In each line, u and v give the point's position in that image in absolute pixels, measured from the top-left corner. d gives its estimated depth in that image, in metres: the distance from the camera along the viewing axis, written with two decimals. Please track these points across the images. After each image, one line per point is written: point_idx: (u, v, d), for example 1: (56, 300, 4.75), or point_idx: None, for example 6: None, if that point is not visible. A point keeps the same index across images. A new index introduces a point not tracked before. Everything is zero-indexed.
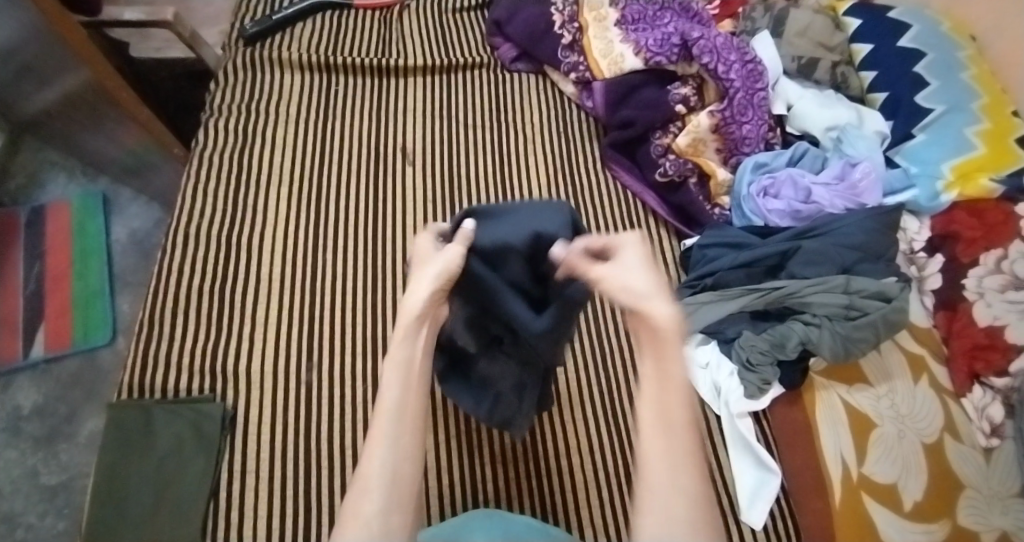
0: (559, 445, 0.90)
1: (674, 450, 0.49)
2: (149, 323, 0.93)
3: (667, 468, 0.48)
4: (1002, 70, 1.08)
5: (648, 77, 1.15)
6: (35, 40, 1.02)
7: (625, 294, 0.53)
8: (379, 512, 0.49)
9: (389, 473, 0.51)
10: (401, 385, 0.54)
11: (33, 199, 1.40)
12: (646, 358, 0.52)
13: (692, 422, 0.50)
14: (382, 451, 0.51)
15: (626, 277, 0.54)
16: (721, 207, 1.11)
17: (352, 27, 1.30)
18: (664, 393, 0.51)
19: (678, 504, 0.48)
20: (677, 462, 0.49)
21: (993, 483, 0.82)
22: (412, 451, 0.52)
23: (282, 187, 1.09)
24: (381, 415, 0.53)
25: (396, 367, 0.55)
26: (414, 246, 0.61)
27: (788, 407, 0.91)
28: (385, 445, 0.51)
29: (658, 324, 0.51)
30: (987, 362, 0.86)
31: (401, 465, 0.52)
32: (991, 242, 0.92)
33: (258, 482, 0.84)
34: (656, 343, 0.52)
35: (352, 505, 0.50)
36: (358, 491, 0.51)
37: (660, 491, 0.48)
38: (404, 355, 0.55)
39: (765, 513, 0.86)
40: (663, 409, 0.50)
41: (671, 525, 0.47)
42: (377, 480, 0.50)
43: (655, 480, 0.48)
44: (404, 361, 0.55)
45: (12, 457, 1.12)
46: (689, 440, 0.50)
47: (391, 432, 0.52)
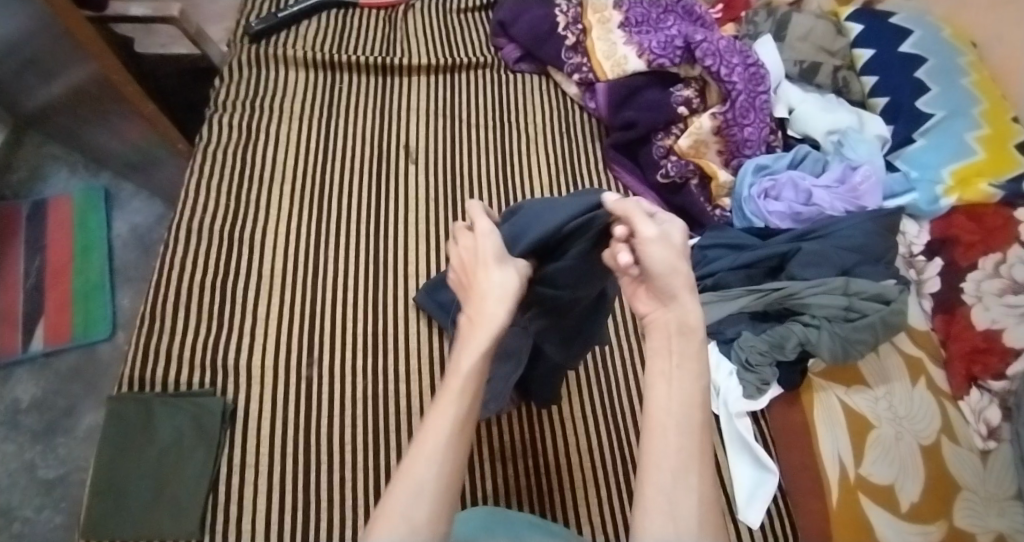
0: (558, 444, 0.91)
1: (684, 449, 0.53)
2: (151, 316, 0.94)
3: (678, 466, 0.52)
4: (1002, 77, 1.09)
5: (651, 79, 1.16)
6: (44, 34, 1.03)
7: (674, 273, 0.57)
8: (428, 519, 0.51)
9: (440, 480, 0.52)
10: (463, 394, 0.55)
11: (36, 192, 1.41)
12: (666, 356, 0.57)
13: (703, 421, 0.54)
14: (432, 460, 0.53)
15: (676, 255, 0.57)
16: (722, 208, 1.12)
17: (357, 27, 1.31)
18: (678, 392, 0.55)
19: (687, 500, 0.51)
20: (687, 461, 0.52)
21: (989, 486, 0.83)
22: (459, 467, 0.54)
23: (286, 183, 1.10)
24: (441, 421, 0.54)
25: (466, 377, 0.55)
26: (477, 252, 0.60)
27: (787, 407, 0.92)
28: (437, 454, 0.53)
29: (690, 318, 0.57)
30: (984, 365, 0.86)
31: (449, 476, 0.53)
32: (989, 245, 0.93)
33: (257, 476, 0.85)
34: (681, 343, 0.57)
35: (400, 510, 0.50)
36: (405, 499, 0.51)
37: (668, 488, 0.51)
38: (477, 369, 0.55)
39: (762, 512, 0.86)
40: (676, 407, 0.54)
41: (676, 525, 0.50)
42: (428, 487, 0.52)
43: (665, 476, 0.52)
44: (472, 373, 0.55)
45: (10, 450, 1.13)
46: (701, 441, 0.54)
47: (445, 444, 0.53)
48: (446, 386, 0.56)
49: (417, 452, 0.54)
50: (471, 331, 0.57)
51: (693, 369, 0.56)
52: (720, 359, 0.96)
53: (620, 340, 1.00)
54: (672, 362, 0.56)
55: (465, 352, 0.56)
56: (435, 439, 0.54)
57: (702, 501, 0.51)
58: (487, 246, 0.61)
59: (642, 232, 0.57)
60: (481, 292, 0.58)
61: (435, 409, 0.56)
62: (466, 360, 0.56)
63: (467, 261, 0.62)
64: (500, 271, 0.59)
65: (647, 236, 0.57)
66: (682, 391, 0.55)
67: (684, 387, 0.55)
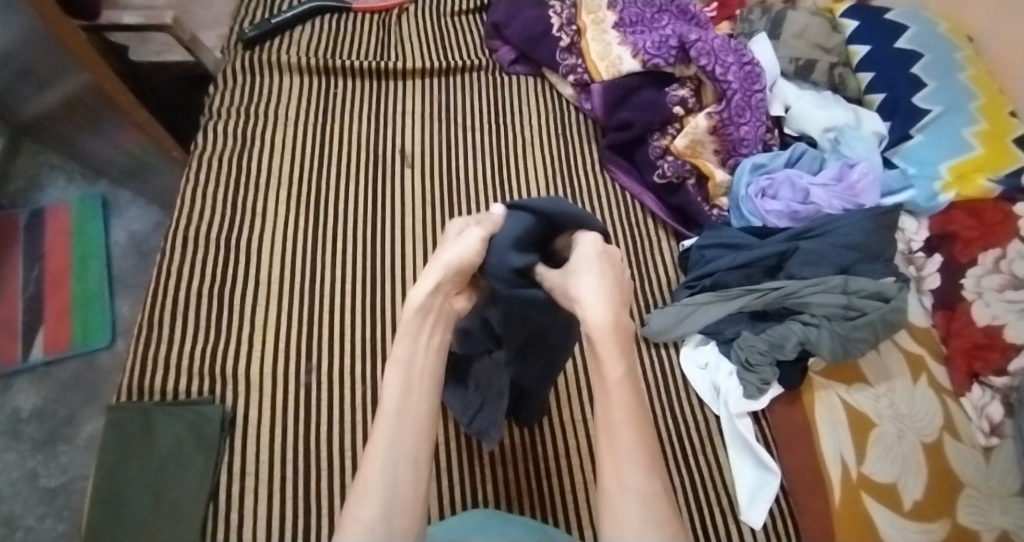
0: (559, 447, 0.90)
1: (621, 450, 0.57)
2: (148, 325, 0.94)
3: (619, 469, 0.57)
4: (998, 71, 1.09)
5: (646, 79, 1.15)
6: (36, 44, 1.02)
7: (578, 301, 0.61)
8: (379, 517, 0.56)
9: (390, 478, 0.58)
10: (400, 389, 0.62)
11: (33, 201, 1.40)
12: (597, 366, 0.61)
13: (637, 418, 0.59)
14: (381, 456, 0.58)
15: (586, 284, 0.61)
16: (720, 208, 1.11)
17: (350, 31, 1.30)
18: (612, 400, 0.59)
19: (631, 507, 0.55)
20: (626, 467, 0.57)
21: (993, 483, 0.82)
22: (408, 458, 0.59)
23: (281, 189, 1.10)
24: (383, 422, 0.60)
25: (398, 369, 0.63)
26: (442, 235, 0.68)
27: (787, 407, 0.92)
28: (383, 450, 0.58)
29: (595, 326, 0.60)
30: (986, 361, 0.86)
31: (399, 475, 0.58)
32: (989, 242, 0.92)
33: (258, 484, 0.85)
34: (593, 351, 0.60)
35: (355, 511, 0.56)
36: (360, 498, 0.57)
37: (612, 493, 0.56)
38: (404, 354, 0.63)
39: (764, 512, 0.86)
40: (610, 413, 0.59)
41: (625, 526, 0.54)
42: (378, 489, 0.57)
43: (608, 487, 0.56)
44: (401, 366, 0.63)
45: (11, 460, 1.12)
46: (636, 438, 0.58)
47: (390, 438, 0.59)
48: (386, 389, 0.62)
49: (368, 458, 0.59)
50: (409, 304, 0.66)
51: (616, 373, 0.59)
52: (720, 359, 0.96)
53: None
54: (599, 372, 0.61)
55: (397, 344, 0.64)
56: (384, 441, 0.59)
57: (646, 496, 0.56)
58: (451, 224, 0.69)
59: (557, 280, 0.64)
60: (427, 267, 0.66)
61: (381, 413, 0.61)
62: (396, 358, 0.63)
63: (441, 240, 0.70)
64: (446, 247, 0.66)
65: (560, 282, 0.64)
66: (612, 398, 0.59)
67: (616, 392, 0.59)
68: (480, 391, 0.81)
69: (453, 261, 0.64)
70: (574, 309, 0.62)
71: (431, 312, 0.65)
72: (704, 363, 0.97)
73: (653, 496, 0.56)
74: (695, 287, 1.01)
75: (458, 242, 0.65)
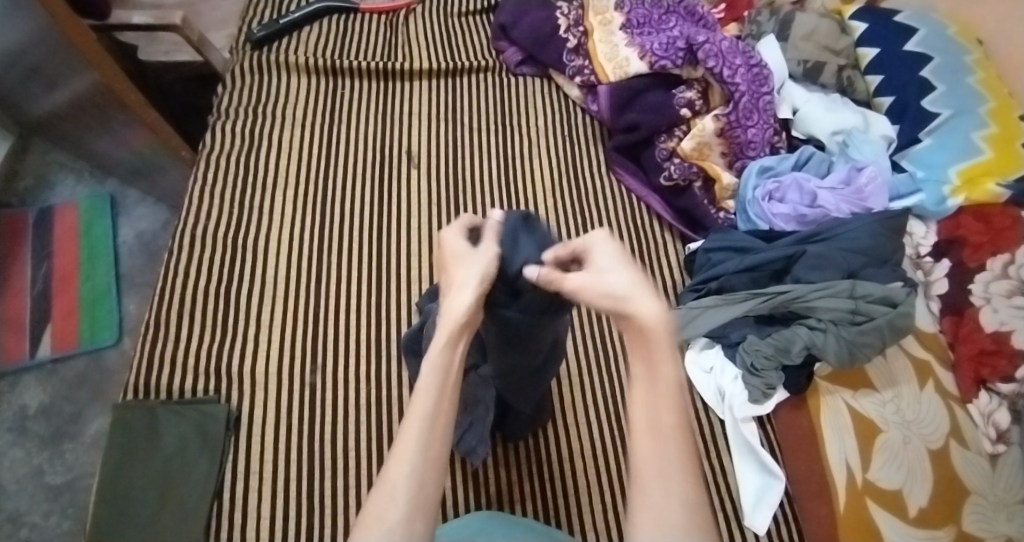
0: (563, 450, 0.90)
1: (667, 454, 0.49)
2: (155, 324, 0.94)
3: (662, 472, 0.49)
4: (1008, 75, 1.08)
5: (654, 81, 1.15)
6: (45, 43, 1.03)
7: (610, 295, 0.53)
8: (402, 521, 0.51)
9: (416, 480, 0.52)
10: (435, 393, 0.55)
11: (42, 200, 1.41)
12: (637, 362, 0.53)
13: (681, 423, 0.51)
14: (410, 458, 0.53)
15: (614, 273, 0.54)
16: (726, 210, 1.10)
17: (357, 31, 1.30)
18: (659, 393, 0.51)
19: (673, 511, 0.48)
20: (671, 468, 0.49)
21: (999, 490, 0.81)
22: (438, 462, 0.54)
23: (287, 189, 1.10)
24: (412, 424, 0.54)
25: (434, 372, 0.56)
26: (444, 243, 0.60)
27: (793, 412, 0.91)
28: (414, 450, 0.53)
29: (648, 319, 0.51)
30: (994, 368, 0.85)
31: (424, 477, 0.53)
32: (998, 246, 0.92)
33: (261, 483, 0.85)
34: (648, 347, 0.51)
35: (376, 512, 0.51)
36: (382, 499, 0.51)
37: (652, 495, 0.48)
38: (442, 362, 0.56)
39: (769, 518, 0.86)
40: (652, 415, 0.51)
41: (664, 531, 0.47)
42: (401, 490, 0.52)
43: (645, 484, 0.49)
44: (438, 373, 0.56)
45: (18, 456, 1.13)
46: (683, 445, 0.50)
47: (422, 439, 0.53)
48: (417, 392, 0.55)
49: (393, 460, 0.53)
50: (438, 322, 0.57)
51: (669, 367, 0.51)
52: (725, 364, 0.95)
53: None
54: (643, 369, 0.52)
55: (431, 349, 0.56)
56: (410, 444, 0.53)
57: (689, 507, 0.48)
58: (453, 239, 0.60)
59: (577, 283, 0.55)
60: (451, 286, 0.58)
61: (410, 412, 0.55)
62: (431, 364, 0.56)
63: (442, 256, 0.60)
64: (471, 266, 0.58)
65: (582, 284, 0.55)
66: (658, 399, 0.51)
67: (660, 391, 0.51)
68: (468, 410, 0.80)
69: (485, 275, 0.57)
70: (604, 305, 0.54)
71: (466, 330, 0.57)
72: (709, 367, 0.96)
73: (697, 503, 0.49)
74: (701, 290, 1.01)
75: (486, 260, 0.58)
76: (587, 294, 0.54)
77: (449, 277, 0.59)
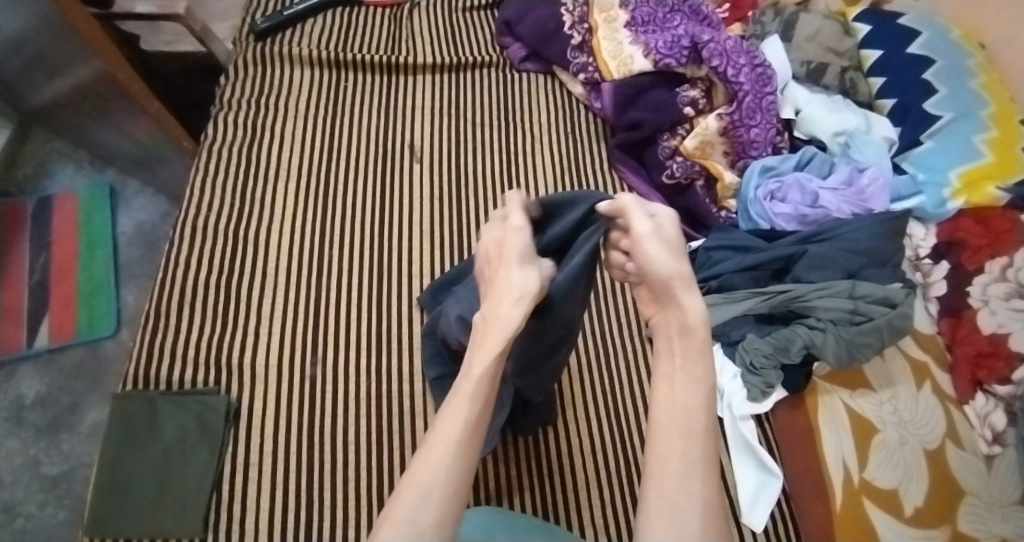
0: (563, 447, 0.90)
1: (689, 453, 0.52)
2: (155, 315, 0.94)
3: (681, 472, 0.52)
4: (1010, 79, 1.09)
5: (658, 79, 1.15)
6: (47, 29, 1.02)
7: (669, 269, 0.58)
8: (434, 526, 0.50)
9: (450, 485, 0.51)
10: (473, 398, 0.54)
11: (41, 189, 1.41)
12: (674, 358, 0.58)
13: (707, 426, 0.55)
14: (444, 463, 0.52)
15: (672, 252, 0.59)
16: (728, 210, 1.11)
17: (361, 24, 1.30)
18: (682, 396, 0.55)
19: (690, 509, 0.50)
20: (690, 468, 0.52)
21: (994, 491, 0.82)
22: (470, 467, 0.53)
23: (289, 182, 1.10)
24: (450, 426, 0.53)
25: (475, 378, 0.55)
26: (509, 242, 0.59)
27: (790, 411, 0.92)
28: (447, 455, 0.52)
29: (694, 314, 0.57)
30: (990, 370, 0.86)
31: (459, 480, 0.52)
32: (996, 249, 0.92)
33: (260, 476, 0.85)
34: (683, 350, 0.57)
35: (407, 513, 0.50)
36: (413, 501, 0.50)
37: (672, 490, 0.51)
38: (489, 372, 0.55)
39: (766, 515, 0.87)
40: (680, 412, 0.55)
41: (680, 524, 0.50)
42: (436, 491, 0.51)
43: (666, 479, 0.52)
44: (483, 378, 0.55)
45: (14, 446, 1.13)
46: (705, 448, 0.53)
47: (458, 442, 0.53)
48: (458, 391, 0.55)
49: (428, 461, 0.52)
50: (486, 330, 0.56)
51: (697, 371, 0.56)
52: (723, 362, 0.96)
53: (621, 320, 1.01)
54: (677, 366, 0.58)
55: (475, 356, 0.55)
56: (447, 444, 0.53)
57: (704, 504, 0.51)
58: (513, 236, 0.60)
59: (639, 230, 0.59)
60: (499, 290, 0.57)
61: (445, 415, 0.54)
62: (473, 368, 0.55)
63: (493, 256, 0.61)
64: (519, 271, 0.58)
65: (643, 233, 0.58)
66: (686, 399, 0.55)
67: (689, 393, 0.56)
68: None
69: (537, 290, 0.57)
70: (655, 265, 0.58)
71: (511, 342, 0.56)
72: None
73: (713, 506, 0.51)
74: (702, 289, 1.01)
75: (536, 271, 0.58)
76: (650, 248, 0.58)
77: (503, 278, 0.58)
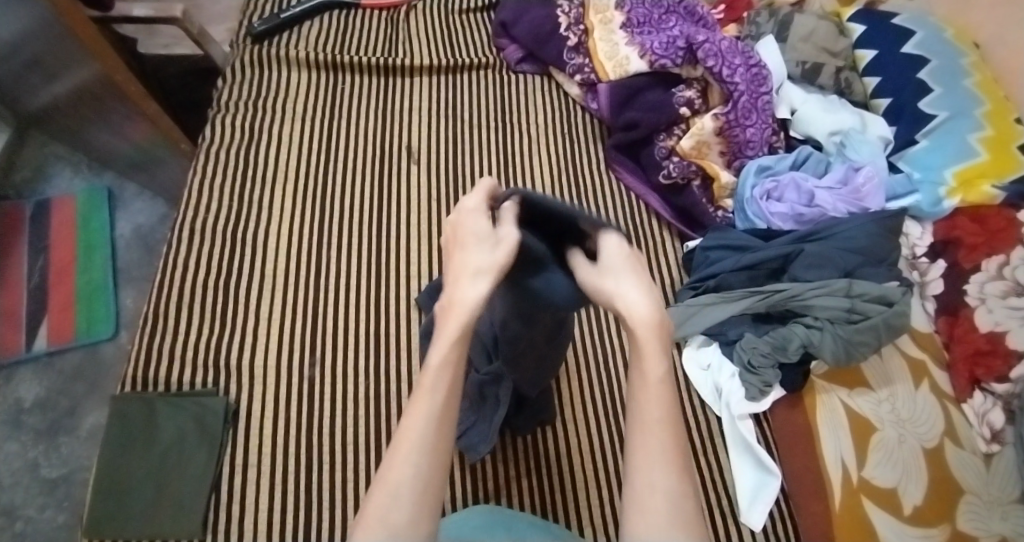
0: (561, 446, 0.90)
1: (654, 451, 0.52)
2: (153, 316, 0.94)
3: (646, 470, 0.52)
4: (1005, 78, 1.09)
5: (653, 80, 1.15)
6: (44, 32, 1.02)
7: (617, 300, 0.55)
8: (407, 523, 0.49)
9: (420, 481, 0.50)
10: (439, 390, 0.52)
11: (39, 192, 1.41)
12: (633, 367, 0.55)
13: (670, 425, 0.54)
14: (414, 459, 0.50)
15: (615, 280, 0.56)
16: (724, 209, 1.11)
17: (357, 27, 1.30)
18: (645, 398, 0.54)
19: (657, 505, 0.51)
20: (654, 465, 0.52)
21: (993, 489, 0.82)
22: (442, 463, 0.52)
23: (286, 184, 1.10)
24: (417, 421, 0.51)
25: (440, 367, 0.52)
26: (464, 225, 0.57)
27: (789, 410, 0.92)
28: (417, 451, 0.51)
29: (640, 326, 0.54)
30: (988, 368, 0.86)
31: (430, 477, 0.51)
32: (993, 247, 0.92)
33: (259, 477, 0.85)
34: (635, 353, 0.54)
35: (380, 513, 0.49)
36: (385, 499, 0.50)
37: (637, 489, 0.52)
38: (452, 358, 0.53)
39: (765, 514, 0.87)
40: (642, 417, 0.54)
41: (649, 523, 0.51)
42: (408, 488, 0.50)
43: (633, 479, 0.52)
44: (443, 365, 0.53)
45: (12, 450, 1.12)
46: (668, 444, 0.53)
47: (427, 438, 0.51)
48: (421, 390, 0.53)
49: (396, 460, 0.51)
50: (446, 315, 0.54)
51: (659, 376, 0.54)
52: (722, 361, 0.96)
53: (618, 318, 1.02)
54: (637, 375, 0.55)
55: (437, 345, 0.53)
56: (415, 441, 0.51)
57: (670, 503, 0.51)
58: (472, 216, 0.57)
59: (585, 277, 0.58)
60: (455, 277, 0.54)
61: (411, 413, 0.52)
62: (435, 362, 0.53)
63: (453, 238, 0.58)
64: (474, 246, 0.55)
65: (588, 279, 0.58)
66: (648, 402, 0.54)
67: (652, 394, 0.54)
68: (476, 409, 0.83)
69: (502, 265, 0.54)
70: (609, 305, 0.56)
71: (475, 323, 0.54)
72: (707, 364, 0.97)
73: (681, 497, 0.52)
74: (699, 288, 1.01)
75: (496, 243, 0.55)
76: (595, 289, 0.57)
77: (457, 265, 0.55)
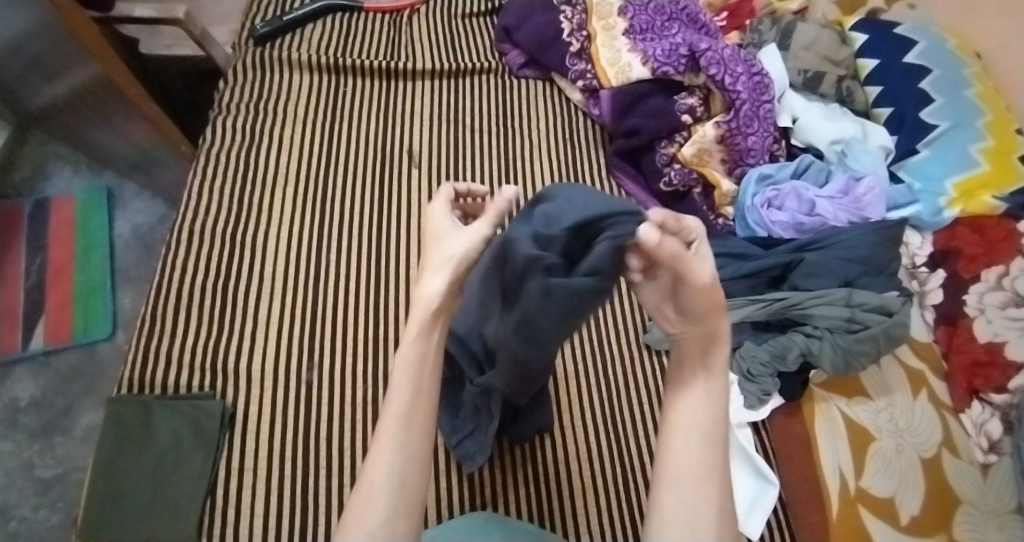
0: (558, 453, 0.90)
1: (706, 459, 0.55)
2: (151, 318, 0.94)
3: (697, 475, 0.54)
4: (1005, 88, 1.10)
5: (655, 87, 1.15)
6: (46, 33, 1.02)
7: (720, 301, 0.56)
8: (383, 522, 0.52)
9: (396, 477, 0.54)
10: (410, 389, 0.56)
11: (38, 191, 1.40)
12: (693, 371, 0.58)
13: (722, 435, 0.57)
14: (389, 456, 0.54)
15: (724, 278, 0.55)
16: (725, 217, 1.11)
17: (360, 30, 1.30)
18: (704, 408, 0.57)
19: (703, 509, 0.54)
20: (706, 471, 0.55)
21: (991, 499, 0.82)
22: (420, 454, 0.55)
23: (286, 188, 1.09)
24: (390, 421, 0.55)
25: (406, 368, 0.56)
26: (431, 220, 0.60)
27: (789, 419, 0.93)
28: (393, 444, 0.54)
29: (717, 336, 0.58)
30: (986, 378, 0.86)
31: (404, 472, 0.54)
32: (992, 258, 0.93)
33: (255, 482, 0.84)
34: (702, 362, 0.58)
35: (359, 514, 0.52)
36: (364, 499, 0.53)
37: (686, 490, 0.54)
38: (416, 355, 0.56)
39: (762, 523, 0.85)
40: (699, 422, 0.57)
41: (694, 522, 0.53)
42: (382, 491, 0.53)
43: (684, 481, 0.55)
44: (415, 365, 0.56)
45: (7, 449, 1.12)
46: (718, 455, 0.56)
47: (401, 434, 0.54)
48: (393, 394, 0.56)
49: (374, 457, 0.54)
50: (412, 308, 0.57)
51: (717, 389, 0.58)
52: None
53: (620, 326, 1.01)
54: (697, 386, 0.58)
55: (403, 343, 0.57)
56: (391, 444, 0.54)
57: (715, 507, 0.54)
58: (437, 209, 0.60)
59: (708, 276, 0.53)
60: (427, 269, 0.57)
61: (387, 412, 0.56)
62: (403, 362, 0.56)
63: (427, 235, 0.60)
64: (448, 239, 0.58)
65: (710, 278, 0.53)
66: (706, 409, 0.57)
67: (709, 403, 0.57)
68: (473, 418, 0.84)
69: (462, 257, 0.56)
70: (711, 305, 0.55)
71: (439, 315, 0.57)
72: None
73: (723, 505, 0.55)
74: None
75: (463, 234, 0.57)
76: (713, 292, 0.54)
77: (428, 258, 0.58)
